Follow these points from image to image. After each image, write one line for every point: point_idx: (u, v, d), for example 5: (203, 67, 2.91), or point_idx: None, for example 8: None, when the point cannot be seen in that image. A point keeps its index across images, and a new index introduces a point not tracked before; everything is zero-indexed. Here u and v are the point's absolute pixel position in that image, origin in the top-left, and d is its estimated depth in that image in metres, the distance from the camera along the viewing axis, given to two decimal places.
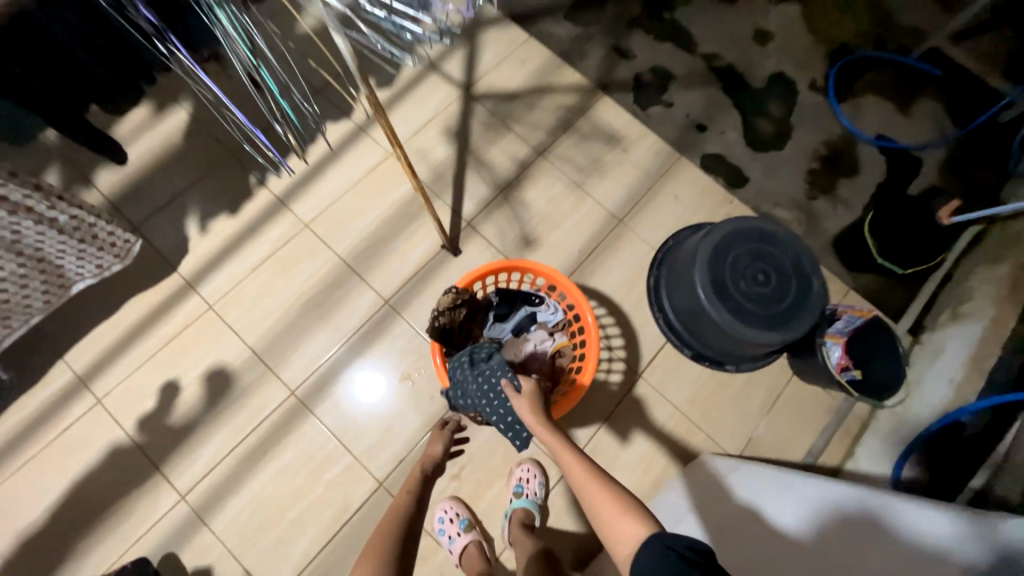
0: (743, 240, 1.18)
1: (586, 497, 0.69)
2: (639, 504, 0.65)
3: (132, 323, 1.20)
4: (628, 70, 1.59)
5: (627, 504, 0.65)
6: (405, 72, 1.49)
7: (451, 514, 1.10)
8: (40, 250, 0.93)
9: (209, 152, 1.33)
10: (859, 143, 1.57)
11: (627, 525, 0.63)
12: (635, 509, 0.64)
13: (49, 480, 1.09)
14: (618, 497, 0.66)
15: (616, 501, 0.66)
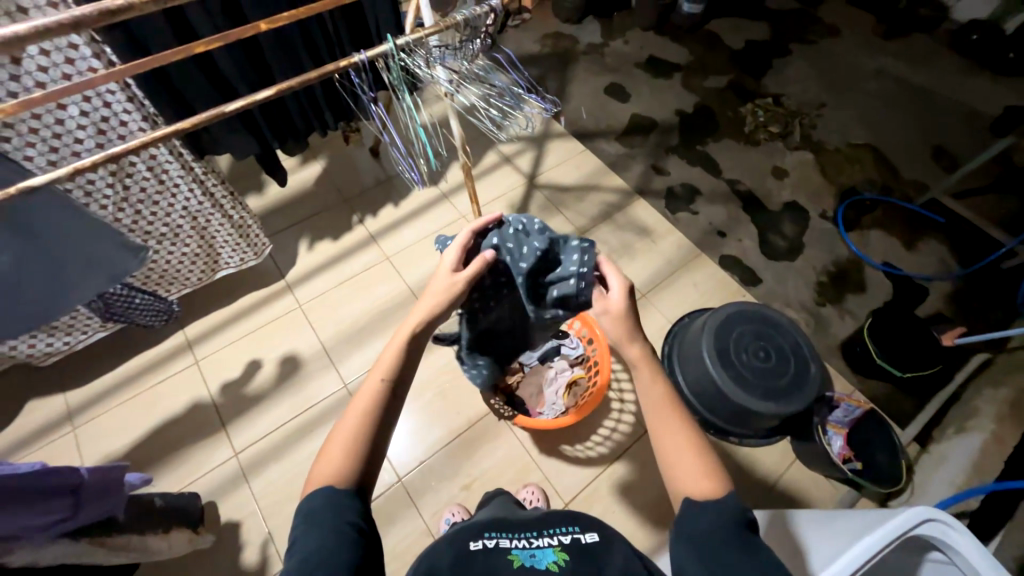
0: (746, 320, 1.36)
1: (661, 444, 0.64)
2: (717, 468, 0.61)
3: (238, 307, 1.51)
4: (663, 183, 1.96)
5: (707, 467, 0.61)
6: (486, 161, 1.93)
7: (457, 518, 1.20)
8: (213, 237, 1.27)
9: (330, 195, 1.75)
10: (866, 266, 1.78)
11: (697, 483, 0.59)
12: (713, 473, 0.60)
13: (138, 418, 1.31)
14: (697, 452, 0.62)
15: (695, 461, 0.61)
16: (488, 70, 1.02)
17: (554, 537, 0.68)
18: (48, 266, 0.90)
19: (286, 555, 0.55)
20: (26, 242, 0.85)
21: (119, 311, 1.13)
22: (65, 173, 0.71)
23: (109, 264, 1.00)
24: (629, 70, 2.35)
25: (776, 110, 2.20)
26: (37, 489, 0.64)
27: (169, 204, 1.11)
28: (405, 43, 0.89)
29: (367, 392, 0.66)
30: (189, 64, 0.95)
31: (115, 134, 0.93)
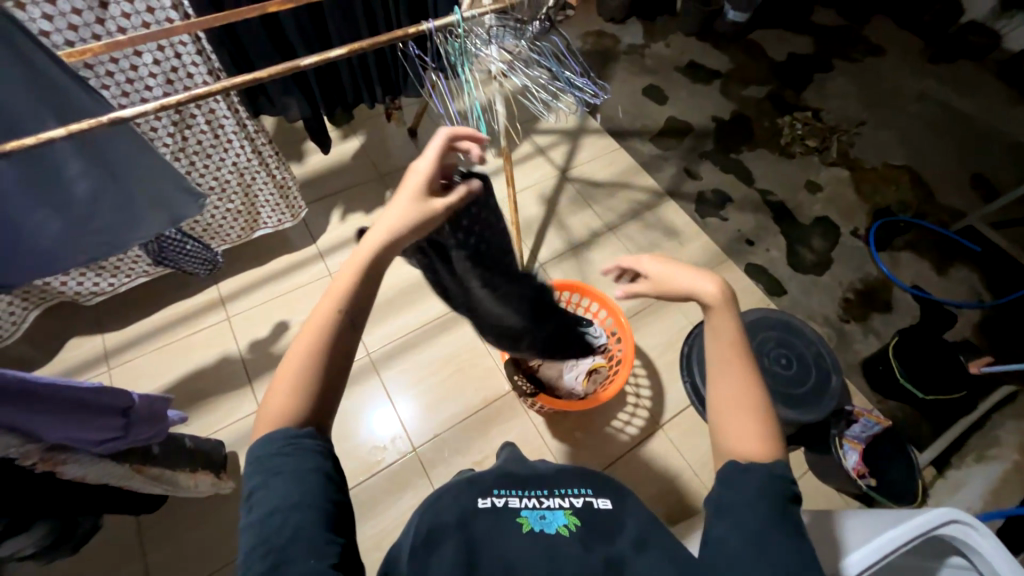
0: (771, 326, 1.36)
1: (723, 399, 0.62)
2: (773, 438, 0.60)
3: (271, 269, 1.55)
4: (694, 187, 1.96)
5: (763, 428, 0.60)
6: (520, 151, 1.95)
7: None
8: (256, 196, 1.31)
9: (366, 170, 1.79)
10: (895, 288, 1.75)
11: (752, 441, 0.59)
12: (770, 439, 0.60)
13: (169, 365, 1.36)
14: (762, 413, 0.61)
15: (756, 424, 0.60)
16: (545, 54, 1.03)
17: (566, 500, 0.66)
18: (118, 201, 0.99)
19: (248, 511, 0.49)
20: (104, 173, 0.93)
21: (169, 255, 1.19)
22: (146, 109, 0.70)
23: (171, 207, 1.08)
24: (668, 73, 2.35)
25: (815, 124, 2.18)
26: (95, 406, 0.67)
27: (220, 159, 1.16)
28: (472, 15, 0.92)
29: (314, 323, 0.55)
30: (257, 24, 0.99)
31: (181, 85, 0.98)
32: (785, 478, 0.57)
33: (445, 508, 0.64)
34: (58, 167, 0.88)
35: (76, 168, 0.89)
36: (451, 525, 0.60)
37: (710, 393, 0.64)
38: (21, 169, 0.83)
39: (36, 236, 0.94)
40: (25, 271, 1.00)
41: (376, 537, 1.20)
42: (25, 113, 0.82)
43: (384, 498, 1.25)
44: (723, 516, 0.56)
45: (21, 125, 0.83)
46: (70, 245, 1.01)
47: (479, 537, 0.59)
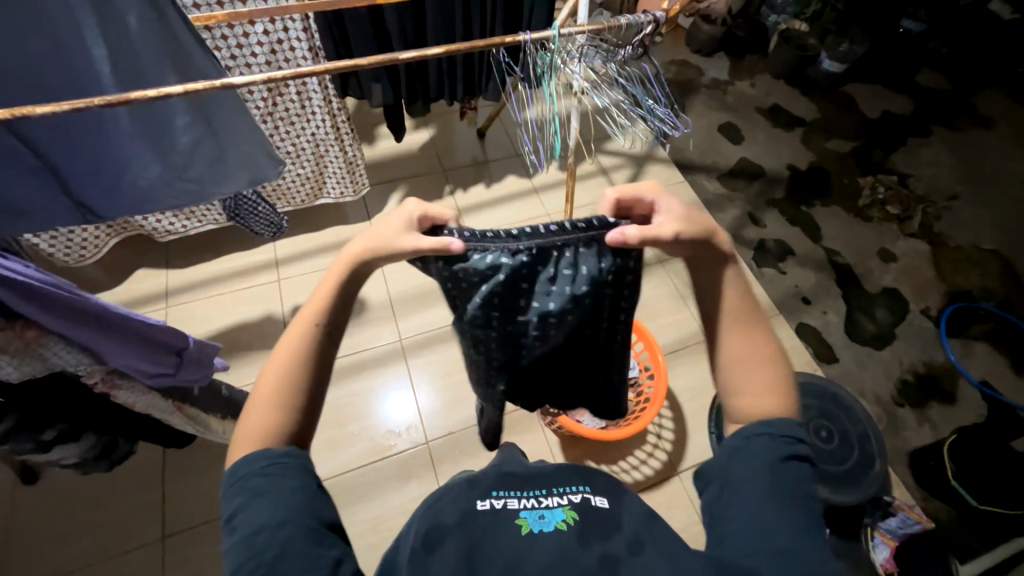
0: (817, 395, 1.28)
1: (729, 360, 0.61)
2: (786, 395, 0.59)
3: (326, 240, 1.61)
4: (755, 234, 1.88)
5: (774, 388, 0.59)
6: (583, 169, 1.94)
7: None
8: (325, 168, 1.37)
9: (430, 162, 1.84)
10: (961, 379, 1.61)
11: (766, 402, 0.58)
12: (784, 397, 0.59)
13: (219, 313, 1.44)
14: (776, 373, 0.60)
15: (767, 384, 0.59)
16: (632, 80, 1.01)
17: (563, 496, 0.61)
18: (212, 157, 1.07)
19: (230, 533, 0.47)
20: (204, 128, 1.02)
21: (243, 213, 1.22)
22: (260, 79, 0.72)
23: (254, 168, 1.14)
24: (749, 113, 2.28)
25: (900, 190, 2.05)
26: (154, 342, 0.71)
27: (301, 128, 1.22)
28: (568, 33, 0.93)
29: (289, 344, 0.56)
30: (363, 12, 1.04)
31: (283, 56, 1.04)
32: (794, 441, 0.55)
33: (446, 507, 0.59)
34: (168, 117, 0.97)
35: (182, 122, 0.99)
36: (451, 526, 0.56)
37: (723, 355, 0.62)
38: (138, 117, 0.95)
39: (138, 176, 1.05)
40: (118, 205, 1.10)
41: (374, 520, 1.22)
42: (151, 65, 0.91)
43: (389, 484, 1.26)
44: (725, 490, 0.54)
45: (147, 77, 0.92)
46: (165, 191, 1.10)
47: (478, 541, 0.55)
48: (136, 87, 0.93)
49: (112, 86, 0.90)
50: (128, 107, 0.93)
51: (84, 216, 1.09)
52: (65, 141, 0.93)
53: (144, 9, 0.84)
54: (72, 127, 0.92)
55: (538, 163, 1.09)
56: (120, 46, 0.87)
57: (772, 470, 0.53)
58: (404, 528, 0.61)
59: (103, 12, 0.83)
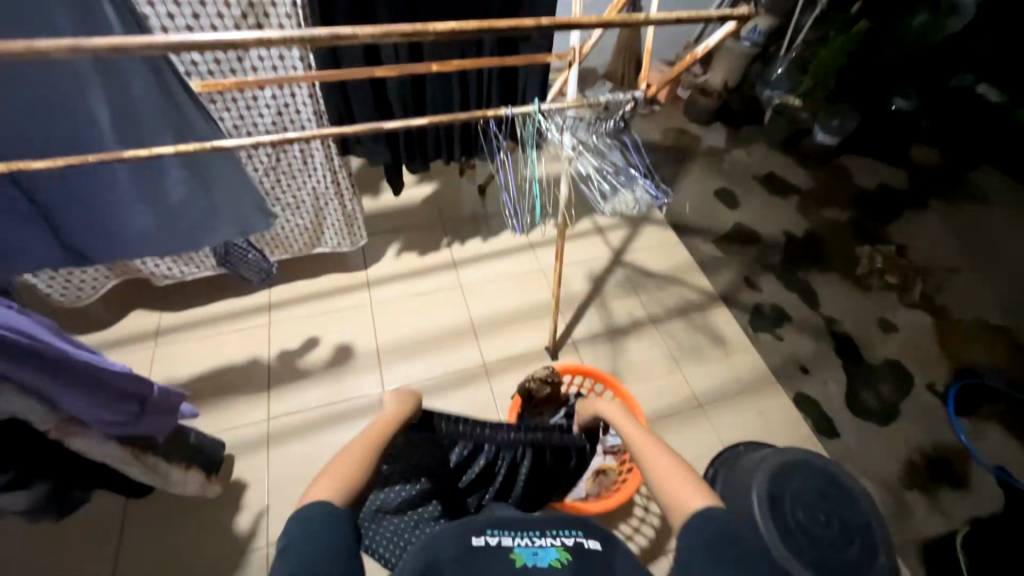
0: (815, 473, 1.20)
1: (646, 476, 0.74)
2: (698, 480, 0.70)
3: (322, 287, 1.63)
4: (752, 298, 1.87)
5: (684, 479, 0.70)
6: (579, 227, 1.98)
7: None
8: (325, 218, 1.43)
9: (431, 215, 1.90)
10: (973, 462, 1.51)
11: (682, 491, 0.68)
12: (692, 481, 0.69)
13: (205, 355, 1.44)
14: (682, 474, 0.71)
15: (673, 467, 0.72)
16: (612, 151, 1.07)
17: (557, 537, 0.65)
18: (204, 209, 1.13)
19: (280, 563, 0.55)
20: (199, 184, 1.10)
21: (233, 259, 1.25)
22: (248, 142, 0.76)
23: (243, 221, 1.19)
24: (745, 181, 2.35)
25: (898, 260, 2.02)
26: (120, 388, 0.72)
27: (303, 182, 1.30)
28: (550, 108, 0.97)
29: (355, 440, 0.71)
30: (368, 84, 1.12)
31: (288, 118, 1.13)
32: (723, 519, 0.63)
33: (443, 541, 0.62)
34: (165, 172, 1.05)
35: (176, 178, 1.07)
36: (446, 561, 0.59)
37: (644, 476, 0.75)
38: (136, 174, 1.04)
39: (132, 223, 1.10)
40: (109, 251, 1.14)
41: None
42: (151, 126, 0.99)
43: None
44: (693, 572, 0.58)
45: (144, 135, 1.00)
46: (156, 239, 1.15)
47: (476, 575, 0.58)
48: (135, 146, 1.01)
49: (112, 142, 0.98)
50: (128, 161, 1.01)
51: (76, 259, 1.13)
52: (68, 191, 1.01)
53: (147, 77, 0.93)
54: (75, 180, 1.00)
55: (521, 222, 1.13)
56: (122, 111, 0.96)
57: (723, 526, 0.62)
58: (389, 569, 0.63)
59: (110, 82, 0.93)
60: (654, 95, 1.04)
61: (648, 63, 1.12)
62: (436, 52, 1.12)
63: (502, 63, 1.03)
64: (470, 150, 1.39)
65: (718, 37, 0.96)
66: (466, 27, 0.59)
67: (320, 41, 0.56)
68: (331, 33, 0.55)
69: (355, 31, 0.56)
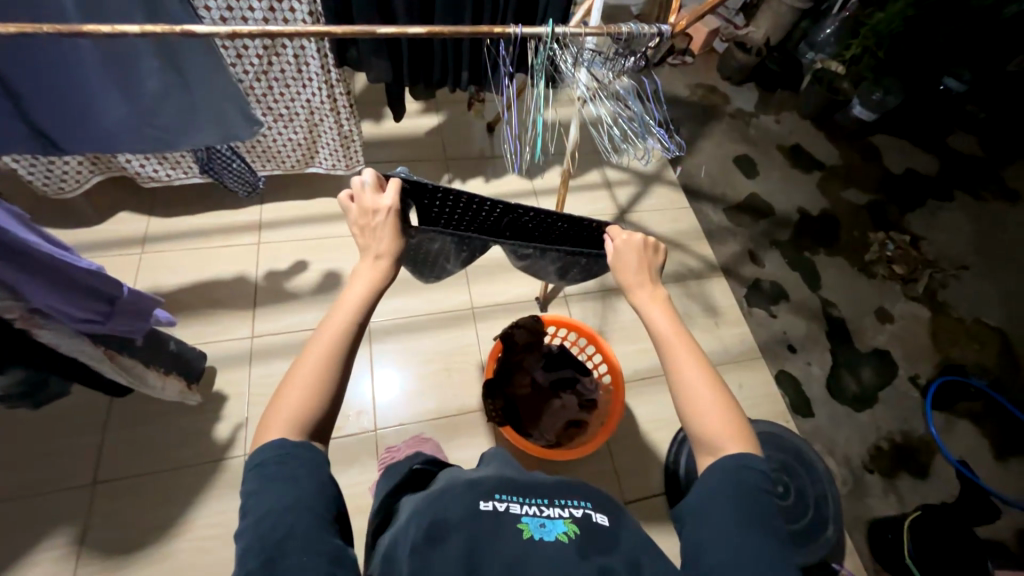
0: (777, 448, 1.22)
1: (684, 401, 0.68)
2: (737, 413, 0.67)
3: (313, 211, 1.58)
4: (752, 272, 1.83)
5: (727, 418, 0.66)
6: (586, 178, 1.89)
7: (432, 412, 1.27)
8: (319, 136, 1.36)
9: (434, 148, 1.81)
10: (937, 455, 1.55)
11: (723, 437, 0.65)
12: (735, 423, 0.66)
13: (191, 268, 1.42)
14: (725, 413, 0.66)
15: (717, 405, 0.66)
16: (630, 94, 0.97)
17: (565, 508, 0.62)
18: (182, 105, 1.09)
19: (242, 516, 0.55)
20: (176, 74, 1.04)
21: (215, 166, 1.23)
22: (224, 31, 0.67)
23: (227, 126, 1.14)
24: (768, 150, 2.23)
25: (909, 250, 1.98)
26: (85, 285, 0.70)
27: (296, 92, 1.22)
28: (564, 33, 0.85)
29: (315, 353, 0.63)
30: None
31: (281, 15, 1.05)
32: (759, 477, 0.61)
33: (451, 506, 0.61)
34: (137, 62, 0.99)
35: (150, 66, 1.00)
36: (454, 525, 0.58)
37: (683, 401, 0.68)
38: (103, 56, 0.96)
39: (104, 113, 1.06)
40: (82, 139, 1.11)
41: None
42: (120, 7, 0.92)
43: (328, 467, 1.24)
44: (700, 528, 0.59)
45: (110, 15, 0.93)
46: (134, 132, 1.11)
47: (483, 544, 0.55)
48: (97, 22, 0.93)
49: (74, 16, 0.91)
50: (93, 42, 0.94)
51: (48, 146, 1.10)
52: (30, 70, 0.94)
53: None
54: (35, 56, 0.93)
55: (519, 162, 1.06)
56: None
57: (749, 503, 0.59)
58: (394, 532, 0.62)
59: None
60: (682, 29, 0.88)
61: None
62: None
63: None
64: (479, 78, 1.28)
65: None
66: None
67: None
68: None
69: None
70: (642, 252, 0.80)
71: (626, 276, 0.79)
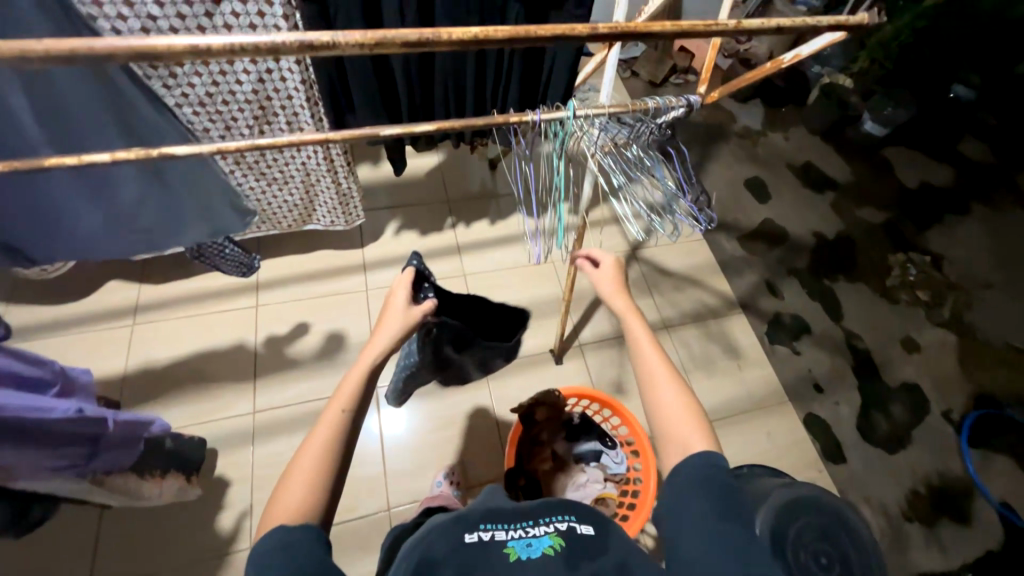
0: (818, 513, 1.13)
1: (653, 400, 0.73)
2: (703, 419, 0.70)
3: (313, 268, 1.50)
4: (772, 304, 1.90)
5: (692, 411, 0.70)
6: (594, 214, 1.81)
7: (450, 478, 1.22)
8: (316, 195, 1.29)
9: (435, 191, 1.73)
10: (977, 497, 1.43)
11: (688, 435, 0.68)
12: (700, 421, 0.69)
13: (187, 339, 1.35)
14: (691, 409, 0.70)
15: (683, 404, 0.70)
16: (657, 164, 0.87)
17: (550, 524, 0.62)
18: (162, 206, 1.13)
19: None
20: (154, 181, 1.08)
21: (207, 256, 1.24)
22: (209, 151, 0.70)
23: (212, 221, 1.19)
24: (778, 169, 2.15)
25: (934, 272, 1.74)
26: (64, 433, 0.69)
27: (291, 156, 1.15)
28: (585, 114, 0.79)
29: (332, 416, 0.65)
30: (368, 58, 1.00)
31: (271, 86, 1.01)
32: (726, 473, 0.63)
33: (440, 538, 0.60)
34: (112, 177, 1.03)
35: (127, 176, 1.04)
36: (444, 557, 0.57)
37: (651, 399, 0.73)
38: (81, 176, 1.00)
39: (82, 223, 1.10)
40: (56, 250, 1.14)
41: None
42: (93, 128, 0.98)
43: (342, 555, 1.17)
44: (679, 530, 0.60)
45: (84, 138, 0.99)
46: (112, 235, 1.15)
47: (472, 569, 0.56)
48: (73, 152, 1.01)
49: (49, 151, 0.98)
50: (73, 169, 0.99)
51: (18, 260, 1.13)
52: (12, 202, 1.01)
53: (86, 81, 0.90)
54: (14, 185, 0.98)
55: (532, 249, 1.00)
56: (53, 116, 0.94)
57: (719, 491, 0.61)
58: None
59: (35, 84, 0.88)
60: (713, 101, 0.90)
61: (713, 57, 0.91)
62: (450, 16, 0.98)
63: (531, 40, 0.85)
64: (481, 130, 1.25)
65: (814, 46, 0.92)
66: (488, 34, 0.57)
67: (285, 51, 0.52)
68: (303, 41, 0.51)
69: (336, 39, 0.52)
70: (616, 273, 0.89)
71: (604, 290, 0.88)
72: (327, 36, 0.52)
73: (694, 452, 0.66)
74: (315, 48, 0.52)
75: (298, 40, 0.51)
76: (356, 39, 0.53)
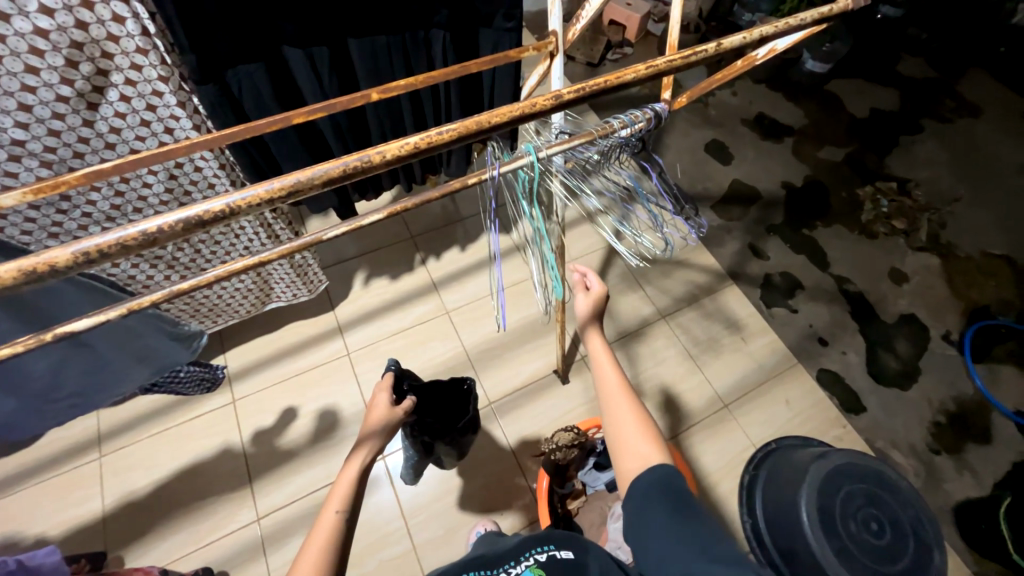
0: (858, 480, 0.85)
1: (608, 426, 0.72)
2: (657, 430, 0.69)
3: (287, 344, 1.39)
4: (759, 268, 1.73)
5: (649, 431, 0.68)
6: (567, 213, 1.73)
7: None
8: (270, 274, 1.18)
9: (397, 228, 1.62)
10: (993, 412, 1.49)
11: (643, 453, 0.65)
12: (655, 439, 0.67)
13: (164, 457, 1.22)
14: (648, 425, 0.69)
15: (639, 425, 0.69)
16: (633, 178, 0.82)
17: (531, 558, 0.69)
18: (87, 369, 0.98)
19: None
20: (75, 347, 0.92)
21: (169, 385, 1.14)
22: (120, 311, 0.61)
23: (155, 360, 1.08)
24: (734, 125, 2.09)
25: (902, 200, 1.89)
26: None
27: (231, 244, 1.07)
28: (547, 155, 0.69)
29: (333, 507, 0.63)
30: (292, 133, 0.93)
31: (185, 179, 0.90)
32: (678, 485, 0.61)
33: None
34: (25, 369, 0.88)
35: (38, 360, 0.88)
36: None
37: (609, 427, 0.72)
38: None
39: None
40: None
41: None
42: None
43: None
44: (643, 537, 0.59)
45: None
46: (32, 415, 0.98)
47: None
48: None
49: None
50: None
51: None
52: None
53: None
54: None
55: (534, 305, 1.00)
56: None
57: (676, 502, 0.59)
58: None
59: None
60: (680, 105, 0.83)
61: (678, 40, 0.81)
62: (370, 73, 0.92)
63: (464, 72, 0.77)
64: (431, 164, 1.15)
65: (791, 40, 0.79)
66: (433, 139, 0.46)
67: (165, 238, 0.40)
68: (186, 220, 0.40)
69: (232, 204, 0.41)
70: (593, 300, 0.83)
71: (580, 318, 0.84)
72: (219, 203, 0.40)
73: (654, 464, 0.64)
74: (206, 222, 0.41)
75: (177, 220, 0.39)
76: (263, 194, 0.41)
